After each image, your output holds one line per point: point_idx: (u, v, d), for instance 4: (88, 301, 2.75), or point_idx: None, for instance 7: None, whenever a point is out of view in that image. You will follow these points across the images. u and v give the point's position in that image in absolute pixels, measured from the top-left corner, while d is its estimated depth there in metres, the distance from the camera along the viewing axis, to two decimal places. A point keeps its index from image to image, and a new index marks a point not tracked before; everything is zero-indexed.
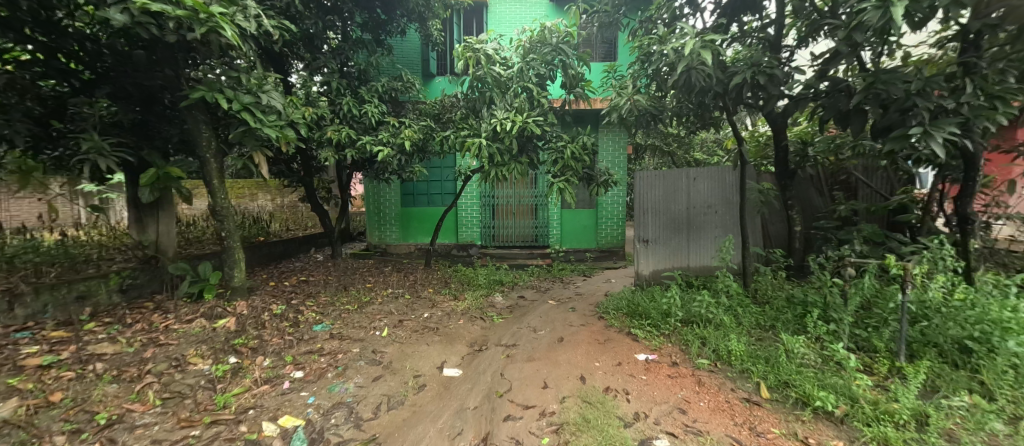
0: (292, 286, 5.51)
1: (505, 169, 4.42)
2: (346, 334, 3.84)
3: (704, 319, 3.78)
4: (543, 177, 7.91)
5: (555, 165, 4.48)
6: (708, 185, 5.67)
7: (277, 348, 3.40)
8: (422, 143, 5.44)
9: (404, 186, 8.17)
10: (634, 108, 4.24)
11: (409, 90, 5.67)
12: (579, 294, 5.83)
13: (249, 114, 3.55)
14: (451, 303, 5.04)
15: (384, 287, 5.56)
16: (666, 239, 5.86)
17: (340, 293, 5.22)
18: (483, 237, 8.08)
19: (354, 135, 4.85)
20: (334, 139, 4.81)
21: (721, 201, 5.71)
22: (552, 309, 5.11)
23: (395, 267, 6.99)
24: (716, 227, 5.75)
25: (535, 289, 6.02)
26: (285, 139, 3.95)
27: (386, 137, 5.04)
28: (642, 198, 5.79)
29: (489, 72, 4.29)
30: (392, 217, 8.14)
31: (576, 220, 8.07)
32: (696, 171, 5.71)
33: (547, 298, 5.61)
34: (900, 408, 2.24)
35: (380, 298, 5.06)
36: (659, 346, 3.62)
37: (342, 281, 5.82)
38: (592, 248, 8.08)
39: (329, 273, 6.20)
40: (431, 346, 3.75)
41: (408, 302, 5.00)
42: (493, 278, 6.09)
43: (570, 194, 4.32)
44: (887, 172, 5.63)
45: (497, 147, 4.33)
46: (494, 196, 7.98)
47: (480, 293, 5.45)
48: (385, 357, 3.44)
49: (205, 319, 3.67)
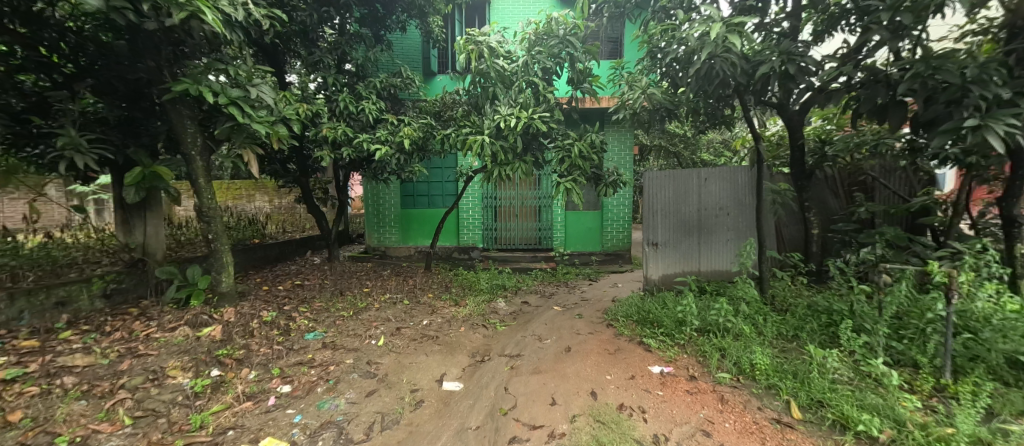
0: (286, 291, 5.28)
1: (508, 169, 4.19)
2: (339, 343, 3.61)
3: (721, 328, 3.54)
4: (547, 178, 7.68)
5: (562, 164, 4.25)
6: (720, 186, 5.44)
7: (265, 359, 3.17)
8: (422, 141, 5.23)
9: (404, 187, 7.94)
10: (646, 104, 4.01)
11: (408, 86, 5.45)
12: (585, 300, 5.58)
13: (237, 108, 3.34)
14: (451, 310, 4.79)
15: (382, 292, 5.32)
16: (676, 242, 5.61)
17: (336, 298, 4.99)
18: (485, 240, 7.84)
19: (351, 132, 4.63)
20: (330, 137, 4.59)
21: (734, 203, 5.48)
22: (557, 316, 4.86)
23: (394, 271, 6.76)
24: (728, 230, 5.52)
25: (539, 294, 5.77)
26: (278, 137, 3.75)
27: (385, 135, 4.82)
28: (652, 199, 5.55)
29: (493, 65, 4.07)
30: (391, 219, 7.92)
31: (581, 222, 7.82)
32: (707, 172, 5.48)
33: (552, 304, 5.36)
34: (954, 435, 2.03)
35: (377, 304, 4.82)
36: (674, 357, 3.38)
37: (338, 285, 5.58)
38: (597, 251, 7.83)
39: (325, 277, 5.96)
40: (430, 356, 3.51)
41: (406, 308, 4.76)
42: (495, 283, 5.85)
43: (577, 194, 4.09)
44: (906, 172, 5.40)
45: (501, 145, 4.10)
46: (497, 198, 7.76)
47: (482, 299, 5.21)
48: (380, 368, 3.19)
49: (189, 327, 3.44)
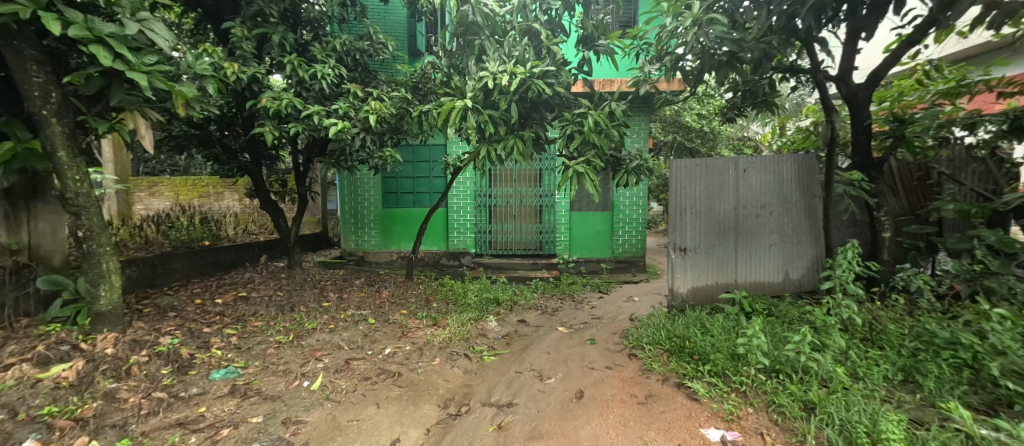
0: (222, 305, 4.20)
1: (501, 146, 3.14)
2: (254, 386, 2.54)
3: (800, 369, 2.52)
4: (549, 173, 6.64)
5: (570, 141, 3.21)
6: (764, 180, 4.43)
7: (124, 419, 2.11)
8: (394, 118, 4.18)
9: (386, 184, 6.91)
10: (708, 35, 2.99)
11: (380, 53, 4.43)
12: (597, 318, 4.50)
13: (107, 49, 2.33)
14: (427, 333, 3.70)
15: (343, 309, 4.23)
16: (709, 247, 4.54)
17: (280, 316, 3.91)
18: (478, 244, 6.79)
19: (298, 102, 3.58)
20: (269, 109, 3.55)
21: (777, 200, 4.48)
22: (563, 341, 3.78)
23: (368, 280, 5.70)
24: (771, 232, 4.51)
25: (540, 311, 4.70)
26: (182, 100, 2.75)
27: (343, 108, 3.81)
28: (679, 195, 4.47)
29: (479, 7, 3.05)
30: (371, 220, 6.90)
31: (588, 224, 6.75)
32: (747, 161, 4.44)
33: (556, 324, 4.30)
34: None
35: (332, 325, 3.75)
36: (736, 414, 2.33)
37: (291, 299, 4.49)
38: (606, 258, 6.76)
39: (279, 286, 4.87)
40: (382, 408, 2.44)
41: (369, 330, 3.71)
42: (486, 296, 4.78)
43: (593, 181, 3.02)
44: (989, 164, 4.23)
45: (489, 115, 3.07)
46: (492, 195, 6.73)
47: (468, 319, 4.12)
48: (298, 434, 2.12)
49: (31, 364, 2.38)
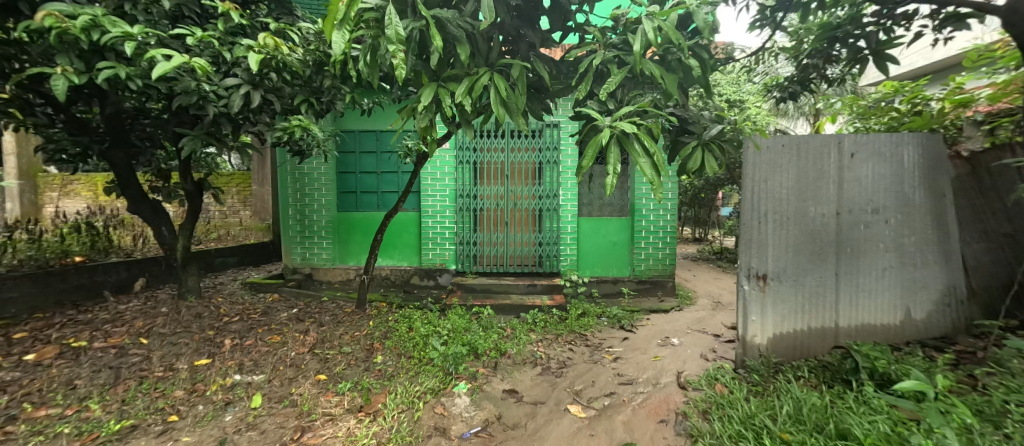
0: (25, 369, 2.60)
1: (466, 83, 1.57)
2: None
3: None
4: (551, 168, 5.08)
5: (599, 81, 1.63)
6: (883, 167, 2.60)
7: None
8: (306, 67, 2.63)
9: (342, 180, 5.35)
10: None
11: None
12: (628, 383, 2.90)
13: None
14: (337, 434, 2.08)
15: (219, 375, 2.61)
16: (802, 274, 2.70)
17: (98, 395, 2.30)
18: (459, 259, 5.22)
19: (105, 20, 2.01)
20: (54, 33, 2.00)
21: (902, 202, 2.62)
22: (580, 440, 2.19)
23: (300, 312, 4.08)
24: (888, 251, 2.63)
25: (540, 368, 3.10)
26: None
27: (200, 38, 2.25)
28: (754, 193, 2.68)
29: None
30: (320, 227, 5.29)
31: (602, 234, 5.16)
32: (856, 139, 2.62)
33: (567, 396, 2.70)
34: None
35: (175, 416, 2.17)
36: None
37: (151, 352, 2.86)
38: (624, 278, 5.14)
39: (149, 328, 3.23)
40: None
41: (237, 428, 2.09)
42: (461, 343, 3.18)
43: (654, 147, 1.42)
44: None
45: (434, 20, 1.50)
46: (478, 197, 5.14)
47: (419, 394, 2.51)
48: None
49: None
